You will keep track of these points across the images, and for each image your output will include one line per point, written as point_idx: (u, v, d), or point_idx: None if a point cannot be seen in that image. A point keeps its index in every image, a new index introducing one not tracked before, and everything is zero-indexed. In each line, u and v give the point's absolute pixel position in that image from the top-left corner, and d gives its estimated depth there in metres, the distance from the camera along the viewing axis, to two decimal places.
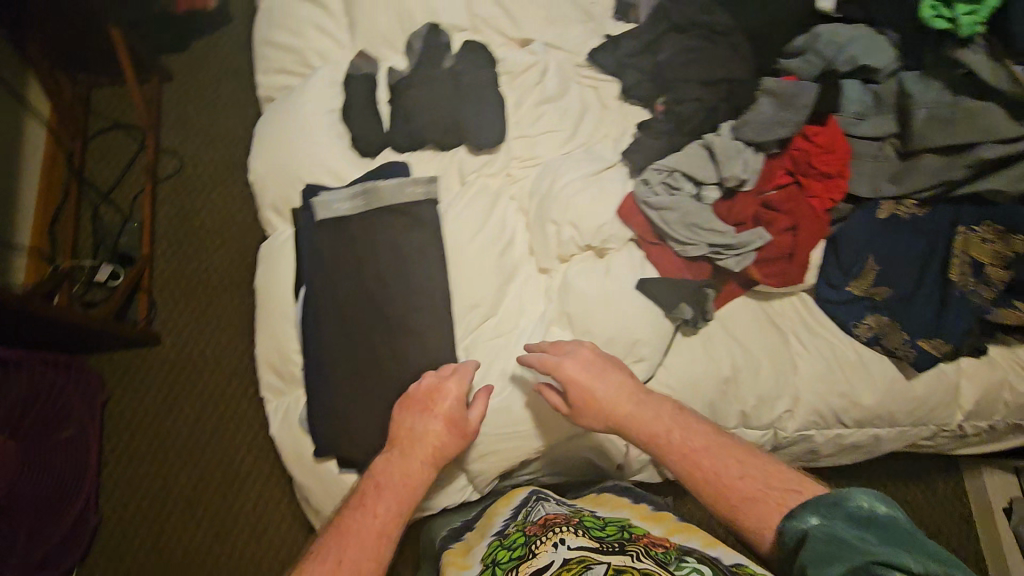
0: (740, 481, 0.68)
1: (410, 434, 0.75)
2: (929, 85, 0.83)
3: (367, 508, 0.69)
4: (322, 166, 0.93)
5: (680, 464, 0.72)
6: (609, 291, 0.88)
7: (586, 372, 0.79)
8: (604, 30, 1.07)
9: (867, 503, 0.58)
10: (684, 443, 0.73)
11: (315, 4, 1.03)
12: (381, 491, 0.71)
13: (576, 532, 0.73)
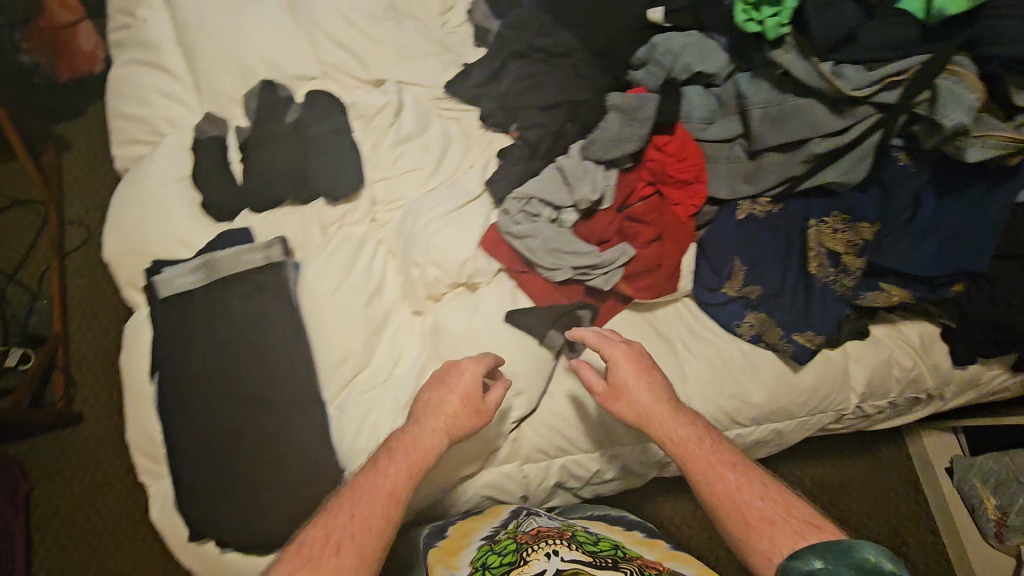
0: (757, 504, 0.69)
1: (427, 406, 0.78)
2: (758, 85, 0.82)
3: (378, 481, 0.71)
4: (176, 237, 0.91)
5: (706, 475, 0.73)
6: (479, 329, 0.87)
7: (636, 370, 0.82)
8: (461, 60, 1.07)
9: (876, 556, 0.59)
10: (713, 454, 0.75)
11: (161, 70, 1.01)
12: (393, 465, 0.73)
13: (568, 546, 0.78)
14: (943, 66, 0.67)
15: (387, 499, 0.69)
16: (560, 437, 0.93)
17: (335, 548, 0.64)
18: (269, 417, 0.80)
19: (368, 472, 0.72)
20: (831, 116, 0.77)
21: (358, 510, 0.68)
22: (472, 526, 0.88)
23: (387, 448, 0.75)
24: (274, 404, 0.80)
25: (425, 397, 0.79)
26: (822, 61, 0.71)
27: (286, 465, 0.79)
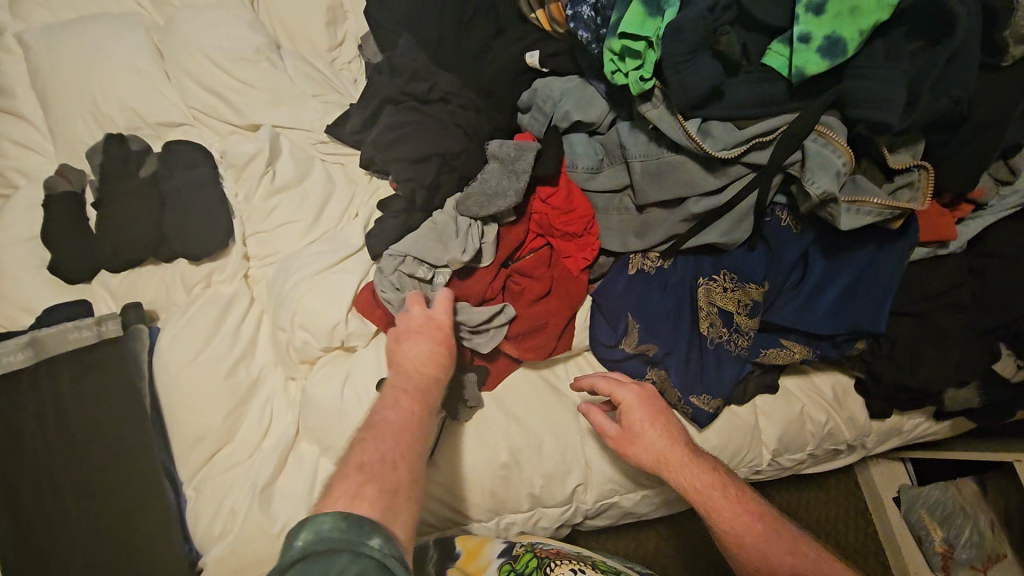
0: (788, 550, 0.66)
1: (402, 356, 0.73)
2: (636, 137, 0.76)
3: (400, 410, 0.67)
4: (19, 303, 0.83)
5: (733, 526, 0.69)
6: (345, 402, 0.79)
7: (651, 411, 0.77)
8: (348, 100, 1.00)
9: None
10: (736, 496, 0.71)
11: (17, 116, 0.94)
12: (410, 391, 0.69)
13: (589, 567, 0.77)
14: (812, 125, 0.62)
15: (413, 423, 0.66)
16: (448, 509, 0.87)
17: (397, 476, 0.60)
18: (108, 504, 0.73)
19: (387, 404, 0.67)
20: (706, 175, 0.71)
21: (402, 434, 0.65)
22: (481, 548, 0.81)
23: (400, 378, 0.70)
24: (118, 488, 0.74)
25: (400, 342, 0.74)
26: (687, 120, 0.66)
27: (123, 558, 0.72)
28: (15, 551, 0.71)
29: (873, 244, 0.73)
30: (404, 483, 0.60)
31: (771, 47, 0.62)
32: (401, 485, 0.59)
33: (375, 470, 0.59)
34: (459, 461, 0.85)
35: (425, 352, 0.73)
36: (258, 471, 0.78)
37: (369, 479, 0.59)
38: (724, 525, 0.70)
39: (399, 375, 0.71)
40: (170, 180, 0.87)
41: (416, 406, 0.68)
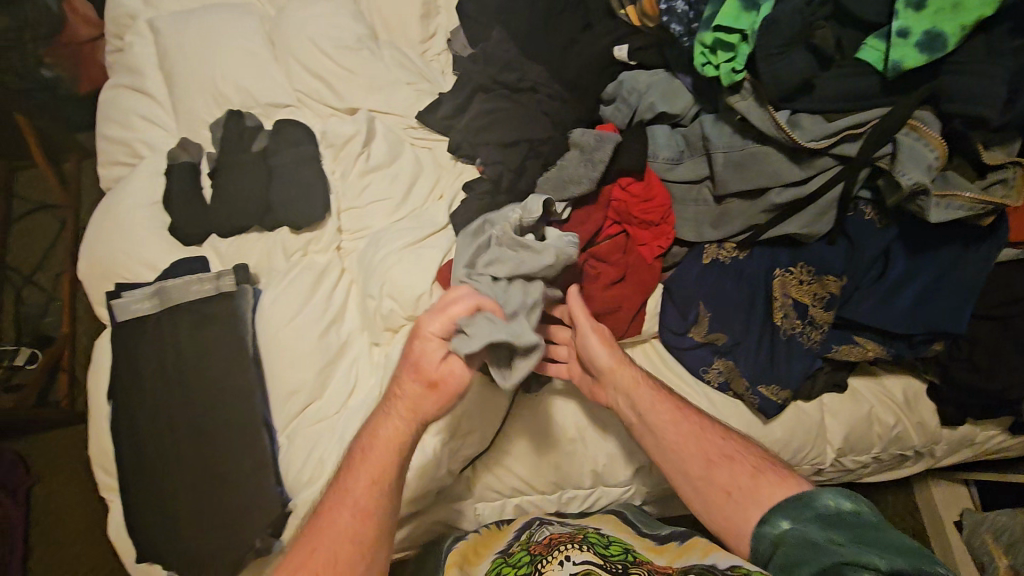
0: (714, 467, 0.74)
1: (393, 391, 0.71)
2: (721, 129, 0.78)
3: (366, 457, 0.69)
4: (142, 259, 0.93)
5: (670, 438, 0.76)
6: None
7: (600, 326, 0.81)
8: (438, 89, 1.06)
9: (834, 500, 0.65)
10: (671, 412, 0.78)
11: (144, 93, 1.04)
12: (376, 442, 0.70)
13: (582, 549, 0.73)
14: (905, 120, 0.63)
15: (379, 474, 0.68)
16: (514, 478, 0.91)
17: (352, 541, 0.66)
18: (218, 448, 0.81)
19: (362, 448, 0.70)
20: (791, 167, 0.73)
21: (365, 479, 0.68)
22: (489, 541, 0.86)
23: (382, 414, 0.71)
24: (225, 434, 0.81)
25: (401, 364, 0.70)
26: (777, 111, 0.69)
27: (233, 497, 0.80)
28: (144, 481, 0.81)
29: (959, 242, 0.74)
30: (351, 547, 0.65)
31: (868, 40, 0.63)
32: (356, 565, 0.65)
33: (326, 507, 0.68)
34: (528, 432, 0.90)
35: (409, 393, 0.69)
36: (343, 426, 0.84)
37: (325, 536, 0.66)
38: (659, 444, 0.77)
39: (377, 412, 0.72)
40: (276, 155, 0.94)
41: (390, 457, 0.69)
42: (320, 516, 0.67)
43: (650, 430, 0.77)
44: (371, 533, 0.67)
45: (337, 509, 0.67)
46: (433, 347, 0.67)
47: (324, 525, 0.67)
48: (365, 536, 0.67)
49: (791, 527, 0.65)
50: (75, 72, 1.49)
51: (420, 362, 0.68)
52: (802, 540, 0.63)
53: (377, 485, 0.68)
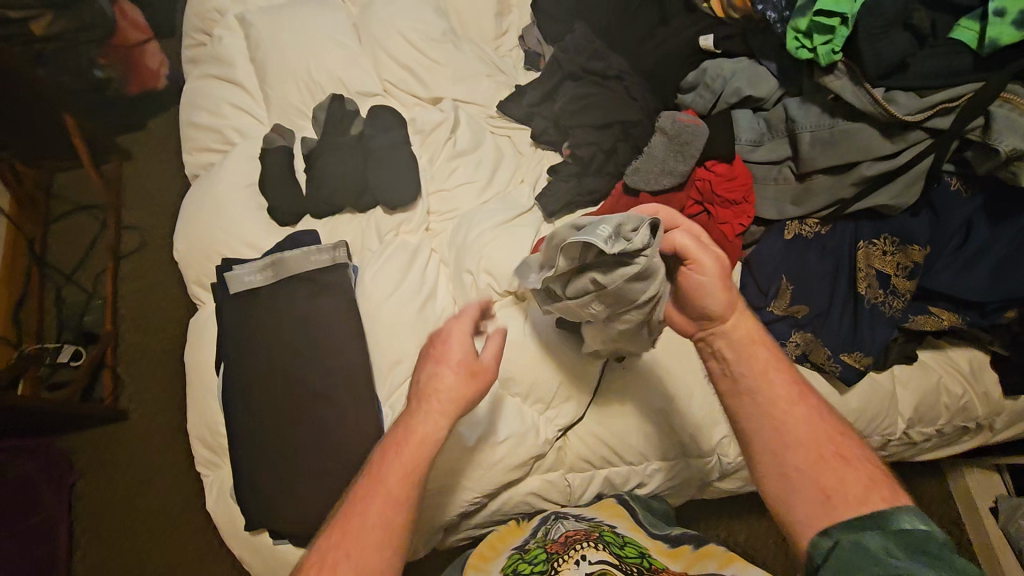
0: (809, 439, 0.57)
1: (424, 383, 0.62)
2: (808, 110, 0.84)
3: (389, 457, 0.59)
4: (241, 237, 0.96)
5: (772, 399, 0.59)
6: (528, 337, 0.89)
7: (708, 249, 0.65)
8: (514, 81, 1.11)
9: (911, 522, 0.50)
10: (788, 383, 0.60)
11: (234, 84, 1.08)
12: (399, 441, 0.60)
13: (597, 548, 0.75)
14: (999, 93, 0.69)
15: (401, 473, 0.58)
16: (604, 448, 0.93)
17: (373, 538, 0.55)
18: (333, 407, 0.83)
19: (391, 442, 0.60)
20: (883, 142, 0.79)
21: (384, 479, 0.58)
22: (508, 535, 0.89)
23: (413, 412, 0.61)
24: (339, 395, 0.83)
25: (423, 369, 0.63)
26: (873, 88, 0.75)
27: (349, 458, 0.81)
28: (254, 448, 0.83)
29: None
30: (376, 538, 0.55)
31: (960, 23, 0.71)
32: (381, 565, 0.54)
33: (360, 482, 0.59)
34: (618, 403, 0.93)
35: (440, 392, 0.61)
36: None
37: (342, 519, 0.56)
38: (758, 412, 0.59)
39: (411, 407, 0.62)
40: (372, 139, 0.99)
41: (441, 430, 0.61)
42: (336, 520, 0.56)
43: (752, 393, 0.60)
44: (400, 517, 0.57)
45: (370, 493, 0.57)
46: (461, 358, 0.63)
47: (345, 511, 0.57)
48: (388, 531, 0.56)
49: (846, 537, 0.50)
50: (126, 75, 1.51)
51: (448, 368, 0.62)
52: (861, 557, 0.48)
53: (410, 479, 0.58)
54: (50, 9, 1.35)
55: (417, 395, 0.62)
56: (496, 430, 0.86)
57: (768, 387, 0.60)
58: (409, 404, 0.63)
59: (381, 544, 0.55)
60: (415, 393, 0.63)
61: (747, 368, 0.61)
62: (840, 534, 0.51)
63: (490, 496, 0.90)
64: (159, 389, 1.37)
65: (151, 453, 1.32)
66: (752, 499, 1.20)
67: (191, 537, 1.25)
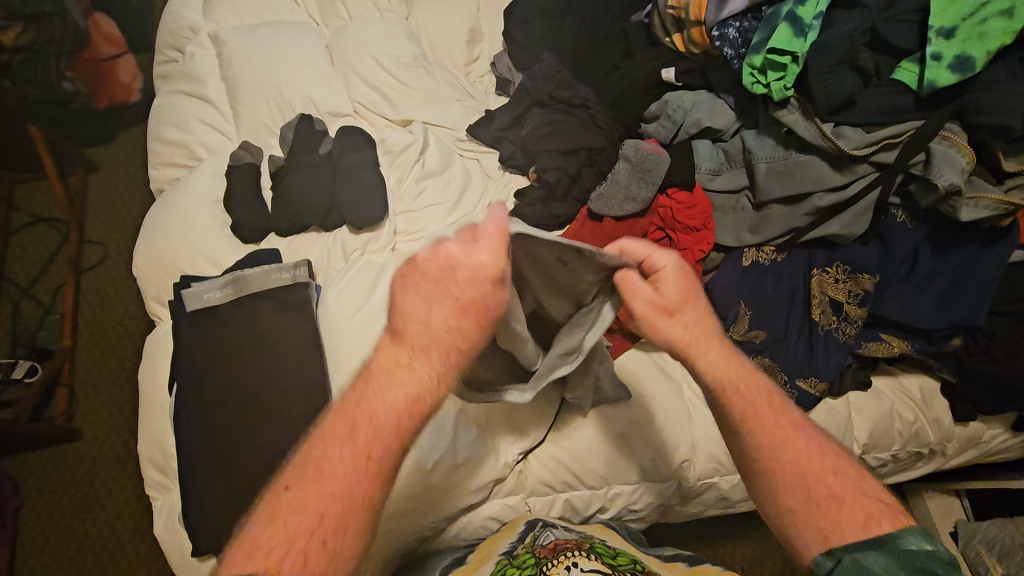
0: (803, 476, 0.54)
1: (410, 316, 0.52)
2: (763, 142, 0.88)
3: (374, 417, 0.50)
4: (201, 254, 0.94)
5: (762, 440, 0.56)
6: None
7: (687, 286, 0.60)
8: (484, 107, 1.13)
9: (921, 545, 0.49)
10: (778, 419, 0.57)
11: (204, 100, 1.08)
12: (391, 398, 0.51)
13: (589, 557, 0.65)
14: (938, 130, 0.74)
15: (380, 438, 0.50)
16: (565, 471, 0.90)
17: (356, 518, 0.48)
18: (293, 432, 0.80)
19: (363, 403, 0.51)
20: (833, 173, 0.82)
21: (367, 448, 0.49)
22: (493, 543, 0.82)
23: (399, 361, 0.52)
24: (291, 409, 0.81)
25: (406, 294, 0.52)
26: (823, 123, 0.78)
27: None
28: (203, 469, 0.81)
29: (976, 242, 0.82)
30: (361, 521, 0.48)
31: (902, 65, 0.75)
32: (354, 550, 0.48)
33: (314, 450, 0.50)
34: (582, 428, 0.91)
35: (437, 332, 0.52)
36: None
37: (310, 503, 0.47)
38: (755, 455, 0.56)
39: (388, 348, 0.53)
40: (342, 158, 0.99)
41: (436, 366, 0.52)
42: (292, 492, 0.48)
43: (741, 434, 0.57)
44: (380, 497, 0.50)
45: (344, 458, 0.49)
46: (484, 285, 0.51)
47: (301, 483, 0.48)
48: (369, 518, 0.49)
49: (844, 565, 0.50)
50: (95, 88, 1.46)
51: (455, 297, 0.51)
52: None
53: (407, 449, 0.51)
54: (21, 20, 1.29)
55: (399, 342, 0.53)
56: (456, 455, 0.83)
57: (756, 426, 0.56)
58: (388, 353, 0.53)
59: (359, 528, 0.48)
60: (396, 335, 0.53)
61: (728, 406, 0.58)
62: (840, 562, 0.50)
63: (449, 519, 0.87)
64: (109, 408, 1.32)
65: (97, 475, 1.26)
66: (715, 525, 1.19)
67: (135, 566, 1.19)
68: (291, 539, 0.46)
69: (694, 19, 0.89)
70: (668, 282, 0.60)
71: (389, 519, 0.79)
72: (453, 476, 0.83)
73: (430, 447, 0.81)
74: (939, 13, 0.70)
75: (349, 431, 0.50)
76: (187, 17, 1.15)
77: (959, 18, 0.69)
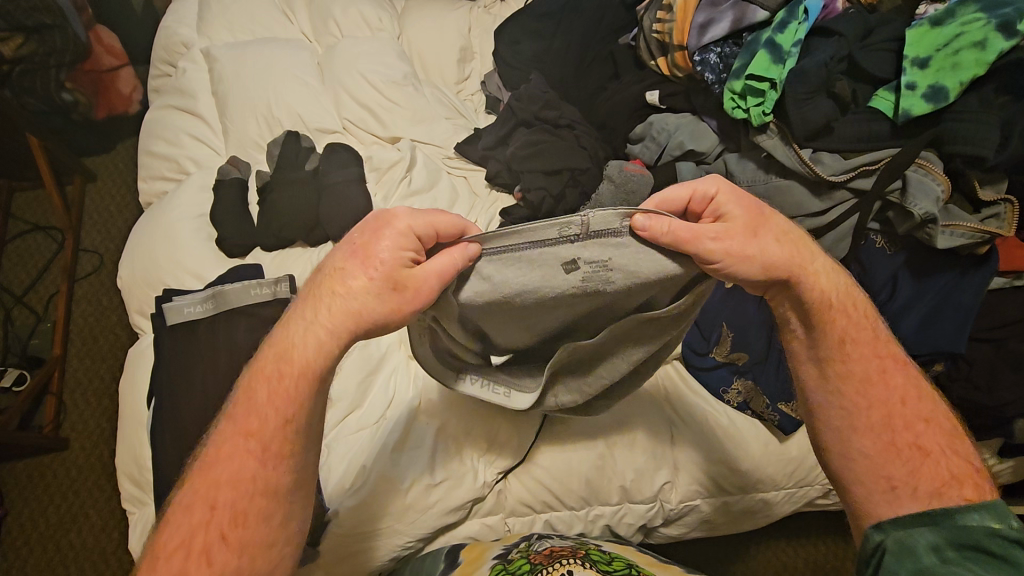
0: (889, 419, 0.57)
1: (331, 279, 0.56)
2: (745, 165, 0.88)
3: (264, 401, 0.55)
4: (185, 267, 0.95)
5: (856, 372, 0.59)
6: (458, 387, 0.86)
7: (749, 205, 0.57)
8: (473, 125, 1.14)
9: (980, 521, 0.51)
10: (885, 360, 0.59)
11: (197, 115, 1.10)
12: (280, 378, 0.55)
13: (584, 565, 0.64)
14: (915, 158, 0.77)
15: (261, 433, 0.54)
16: (545, 492, 0.87)
17: (254, 504, 0.53)
18: None
19: (251, 386, 0.56)
20: (813, 199, 0.83)
21: (254, 432, 0.54)
22: (483, 550, 0.76)
23: (305, 318, 0.56)
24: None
25: (337, 262, 0.56)
26: (801, 149, 0.81)
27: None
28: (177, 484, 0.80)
29: (955, 270, 0.82)
30: (259, 509, 0.53)
31: (878, 93, 0.79)
32: (260, 537, 0.53)
33: (210, 444, 0.55)
34: (562, 449, 0.87)
35: (348, 292, 0.54)
36: (387, 431, 0.84)
37: (203, 495, 0.53)
38: (843, 389, 0.59)
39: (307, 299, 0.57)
40: (327, 174, 0.99)
41: (324, 340, 0.55)
42: (185, 493, 0.54)
43: (837, 364, 0.59)
44: (282, 481, 0.54)
45: (238, 452, 0.54)
46: (401, 239, 0.55)
47: (199, 481, 0.54)
48: (272, 501, 0.54)
49: (897, 535, 0.53)
50: (94, 99, 1.47)
51: (378, 255, 0.54)
52: (912, 559, 0.50)
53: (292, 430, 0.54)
54: (21, 32, 1.31)
55: (312, 298, 0.56)
56: (432, 474, 0.81)
57: (858, 360, 0.59)
58: (287, 323, 0.58)
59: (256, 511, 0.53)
60: (310, 292, 0.57)
61: (833, 333, 0.59)
62: (898, 530, 0.53)
63: (426, 539, 0.82)
64: (94, 414, 1.31)
65: (80, 484, 1.25)
66: (698, 546, 1.15)
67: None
68: (187, 542, 0.51)
69: (677, 45, 0.90)
70: (732, 206, 0.56)
71: (361, 534, 0.78)
72: (428, 497, 0.80)
73: (403, 466, 0.80)
74: (913, 44, 0.76)
75: (241, 417, 0.55)
76: (180, 32, 1.17)
77: (934, 50, 0.74)
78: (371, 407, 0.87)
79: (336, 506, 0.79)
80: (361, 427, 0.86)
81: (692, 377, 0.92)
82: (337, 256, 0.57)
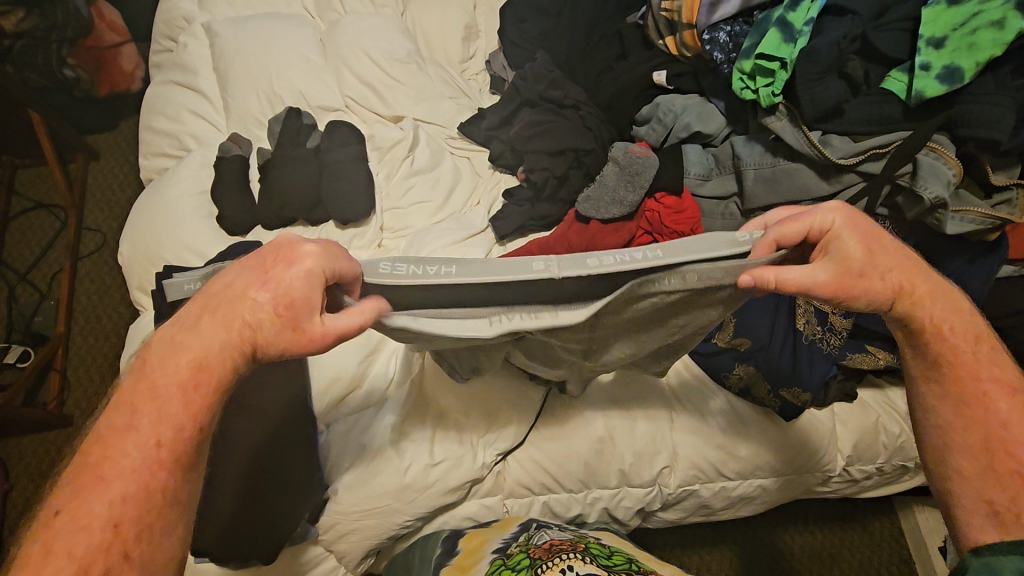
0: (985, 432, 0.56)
1: (230, 291, 0.49)
2: (752, 148, 0.88)
3: (157, 394, 0.47)
4: (184, 244, 0.93)
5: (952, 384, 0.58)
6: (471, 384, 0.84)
7: (865, 237, 0.54)
8: (476, 104, 1.12)
9: None
10: (988, 357, 0.58)
11: (200, 92, 1.09)
12: (176, 369, 0.47)
13: (584, 560, 0.63)
14: (926, 141, 0.75)
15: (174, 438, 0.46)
16: (544, 474, 0.86)
17: (162, 517, 0.45)
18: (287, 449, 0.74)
19: (146, 388, 0.47)
20: (820, 181, 0.83)
21: (156, 434, 0.45)
22: (482, 543, 0.75)
23: (206, 311, 0.49)
24: (280, 389, 0.74)
25: (239, 273, 0.50)
26: (810, 130, 0.80)
27: (246, 462, 0.71)
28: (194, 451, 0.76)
29: (964, 256, 0.80)
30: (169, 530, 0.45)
31: (891, 74, 0.77)
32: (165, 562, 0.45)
33: (94, 453, 0.45)
34: (561, 430, 0.86)
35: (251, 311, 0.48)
36: (384, 414, 0.84)
37: (100, 506, 0.43)
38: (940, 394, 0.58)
39: (194, 310, 0.50)
40: (329, 152, 0.97)
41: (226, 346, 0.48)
42: (61, 525, 0.42)
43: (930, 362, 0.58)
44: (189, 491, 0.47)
45: (133, 457, 0.45)
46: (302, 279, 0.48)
47: (83, 497, 0.43)
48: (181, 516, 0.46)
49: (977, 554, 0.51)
50: (96, 76, 1.45)
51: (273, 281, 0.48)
52: None
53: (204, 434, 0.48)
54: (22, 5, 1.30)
55: (202, 304, 0.50)
56: (432, 455, 0.81)
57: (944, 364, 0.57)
58: (169, 328, 0.50)
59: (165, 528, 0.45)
60: (196, 301, 0.50)
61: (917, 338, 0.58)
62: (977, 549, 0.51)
63: (425, 519, 0.83)
64: (99, 392, 1.32)
65: None
66: (695, 528, 1.15)
67: None
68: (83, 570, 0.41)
69: (687, 22, 0.89)
70: (847, 242, 0.54)
71: (363, 513, 0.78)
72: (427, 476, 0.80)
73: (399, 446, 0.80)
74: (930, 23, 0.74)
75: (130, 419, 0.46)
76: (182, 6, 1.16)
77: (950, 29, 0.72)
78: (372, 388, 0.87)
79: (335, 485, 0.80)
80: (362, 407, 0.86)
81: (694, 361, 0.92)
82: (244, 270, 0.50)
